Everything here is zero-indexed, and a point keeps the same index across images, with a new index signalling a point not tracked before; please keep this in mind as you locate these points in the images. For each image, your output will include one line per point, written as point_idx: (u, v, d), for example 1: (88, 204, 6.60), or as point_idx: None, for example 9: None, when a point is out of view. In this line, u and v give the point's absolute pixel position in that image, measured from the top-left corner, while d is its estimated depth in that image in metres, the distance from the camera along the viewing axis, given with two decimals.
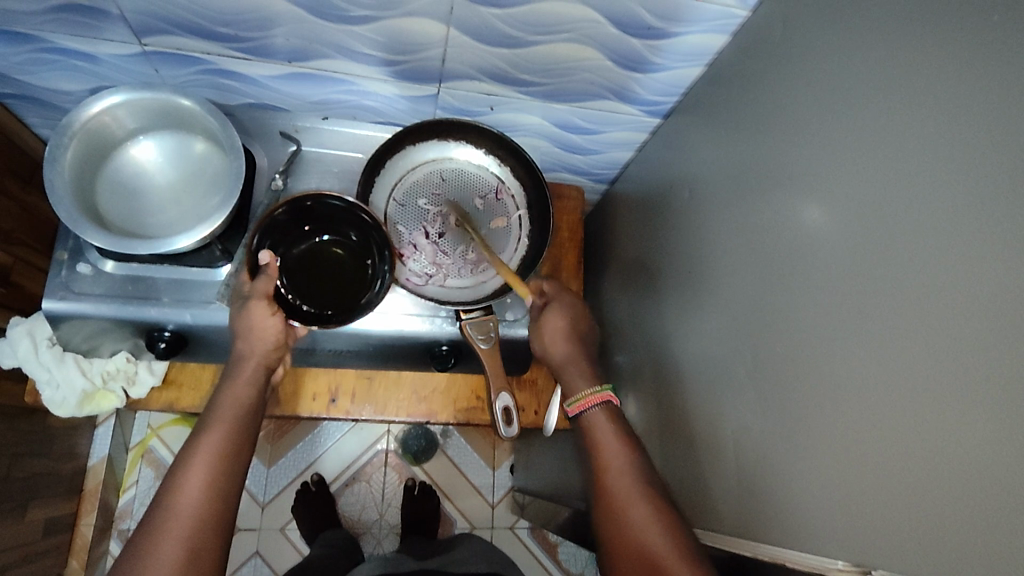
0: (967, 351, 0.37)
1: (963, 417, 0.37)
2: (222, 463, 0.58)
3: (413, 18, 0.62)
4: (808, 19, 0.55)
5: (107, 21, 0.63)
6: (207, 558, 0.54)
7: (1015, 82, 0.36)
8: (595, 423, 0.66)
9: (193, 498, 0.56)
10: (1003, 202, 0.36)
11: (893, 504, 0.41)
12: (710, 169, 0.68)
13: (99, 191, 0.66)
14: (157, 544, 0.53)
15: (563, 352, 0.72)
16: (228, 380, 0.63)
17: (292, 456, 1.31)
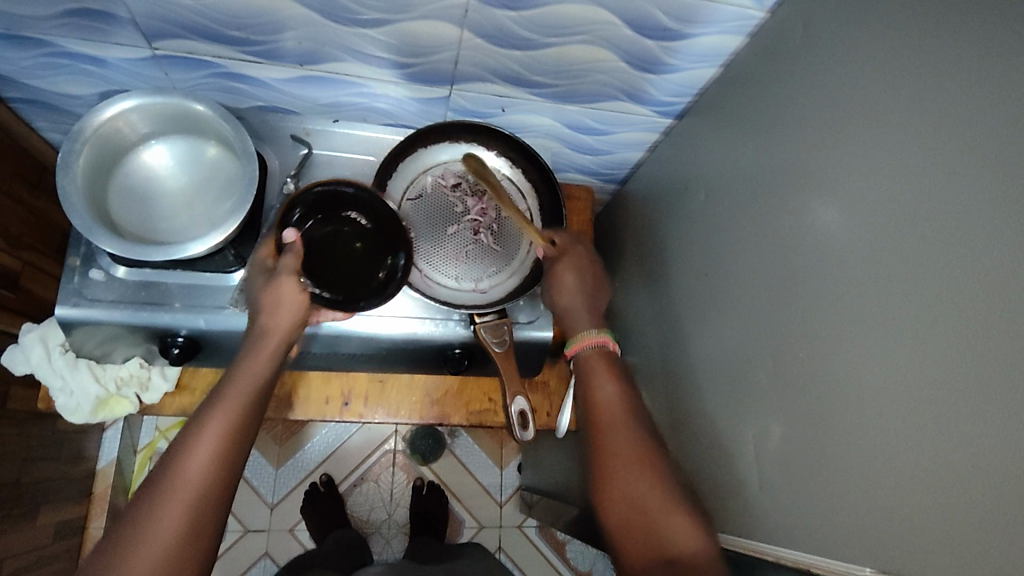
0: (997, 355, 0.36)
1: (987, 425, 0.36)
2: (230, 440, 0.54)
3: (425, 22, 0.62)
4: (827, 21, 0.54)
5: (117, 25, 0.62)
6: (204, 535, 0.51)
7: None
8: (588, 364, 0.65)
9: (197, 474, 0.51)
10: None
11: (919, 512, 0.40)
12: (725, 171, 0.68)
13: (111, 196, 0.66)
14: (157, 514, 0.50)
15: (571, 298, 0.69)
16: (249, 351, 0.58)
17: (298, 458, 1.31)
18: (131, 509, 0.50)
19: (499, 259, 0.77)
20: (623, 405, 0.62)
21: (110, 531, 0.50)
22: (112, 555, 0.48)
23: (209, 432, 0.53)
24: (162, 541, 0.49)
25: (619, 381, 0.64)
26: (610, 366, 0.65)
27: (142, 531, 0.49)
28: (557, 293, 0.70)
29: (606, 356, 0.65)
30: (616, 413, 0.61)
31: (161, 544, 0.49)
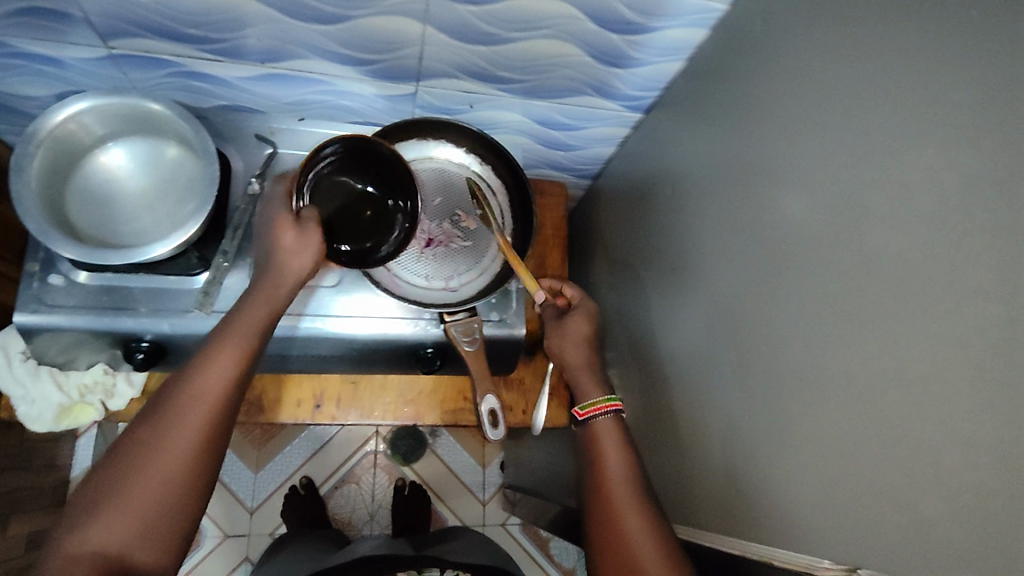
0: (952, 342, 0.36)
1: (941, 415, 0.36)
2: (246, 362, 0.55)
3: (387, 17, 0.61)
4: (787, 13, 0.54)
5: (71, 24, 0.61)
6: (213, 450, 0.51)
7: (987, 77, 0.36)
8: (602, 431, 0.65)
9: (208, 393, 0.52)
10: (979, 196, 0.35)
11: (878, 503, 0.40)
12: (693, 164, 0.68)
13: (69, 199, 0.64)
14: (174, 425, 0.50)
15: (579, 355, 0.71)
16: (254, 291, 0.59)
17: (278, 461, 1.30)
18: (131, 432, 0.50)
19: (469, 257, 0.76)
20: (626, 466, 0.62)
21: (111, 455, 0.49)
22: (111, 476, 0.48)
23: (214, 365, 0.53)
24: (164, 465, 0.48)
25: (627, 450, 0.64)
26: (624, 435, 0.65)
27: (144, 454, 0.48)
28: (565, 349, 0.71)
29: (620, 425, 0.65)
30: (623, 474, 0.61)
31: (161, 469, 0.48)
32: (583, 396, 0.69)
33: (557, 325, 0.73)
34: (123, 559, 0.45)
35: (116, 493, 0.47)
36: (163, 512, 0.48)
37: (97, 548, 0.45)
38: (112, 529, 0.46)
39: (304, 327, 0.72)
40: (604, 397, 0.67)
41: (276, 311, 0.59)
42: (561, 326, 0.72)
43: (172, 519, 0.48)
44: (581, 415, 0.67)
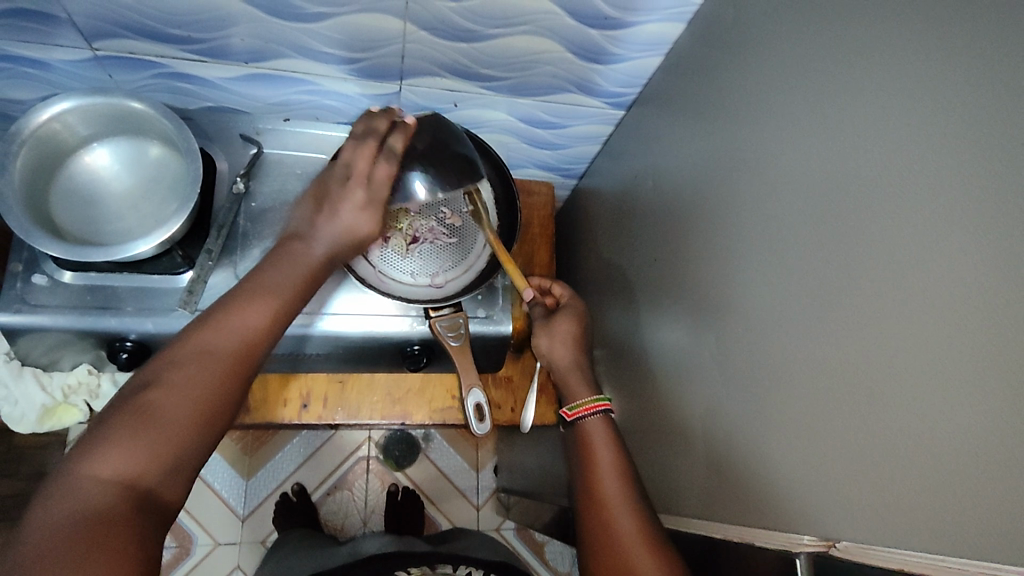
0: (911, 311, 0.36)
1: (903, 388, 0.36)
2: (269, 318, 0.56)
3: (367, 15, 0.62)
4: (756, 3, 0.55)
5: (55, 25, 0.61)
6: (226, 398, 0.52)
7: (939, 53, 0.37)
8: (592, 432, 0.65)
9: (228, 342, 0.53)
10: (934, 169, 0.36)
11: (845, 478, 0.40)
12: (674, 157, 0.68)
13: (54, 198, 0.64)
14: (194, 365, 0.51)
15: (567, 355, 0.71)
16: (289, 253, 0.61)
17: (270, 468, 1.29)
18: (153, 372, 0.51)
19: (455, 253, 0.76)
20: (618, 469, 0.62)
21: (134, 391, 0.49)
22: (139, 408, 0.48)
23: (248, 318, 0.55)
24: (192, 405, 0.49)
25: (617, 451, 0.63)
26: (613, 435, 0.65)
27: (174, 391, 0.49)
28: (553, 351, 0.71)
29: (610, 425, 0.65)
30: (616, 478, 0.61)
31: (190, 408, 0.49)
32: (571, 397, 0.69)
33: (545, 324, 0.73)
34: (145, 489, 0.45)
35: (143, 425, 0.47)
36: (186, 449, 0.48)
37: (119, 475, 0.44)
38: (139, 457, 0.45)
39: (319, 326, 0.74)
40: (593, 397, 0.68)
41: (316, 275, 0.61)
42: (550, 323, 0.72)
43: (193, 458, 0.49)
44: (571, 416, 0.67)
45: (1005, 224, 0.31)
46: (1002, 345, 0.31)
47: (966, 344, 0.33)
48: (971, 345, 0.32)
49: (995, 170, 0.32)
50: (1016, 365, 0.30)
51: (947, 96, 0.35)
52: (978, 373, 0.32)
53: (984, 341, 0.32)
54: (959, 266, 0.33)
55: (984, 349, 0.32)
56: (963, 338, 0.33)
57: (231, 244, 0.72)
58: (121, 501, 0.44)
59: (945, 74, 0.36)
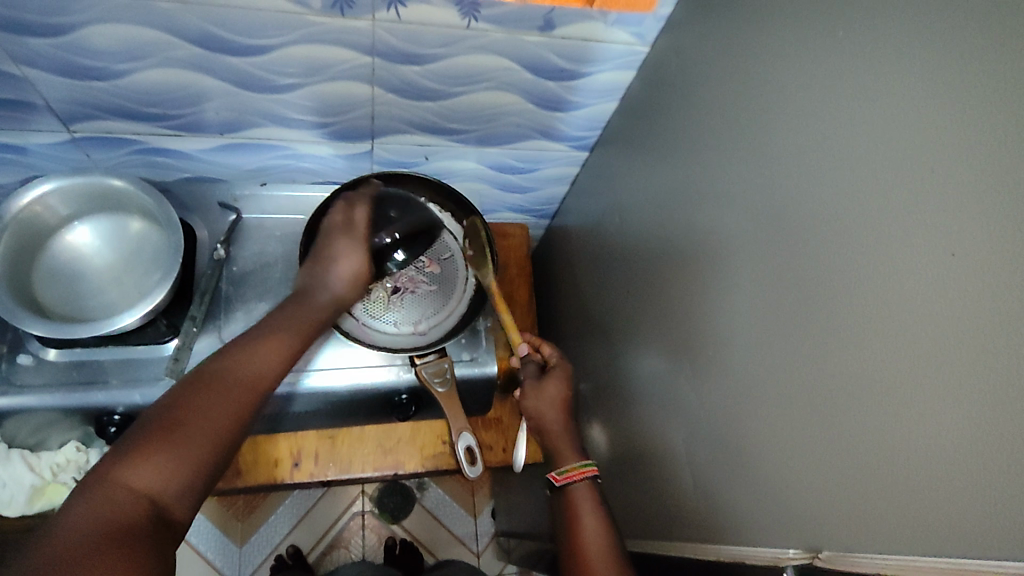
0: (862, 324, 0.38)
1: (859, 399, 0.39)
2: (289, 348, 0.57)
3: (337, 82, 0.65)
4: (697, 49, 0.60)
5: (34, 112, 0.64)
6: (244, 425, 0.51)
7: (858, 90, 0.41)
8: (579, 501, 0.63)
9: (256, 367, 0.53)
10: (864, 193, 0.39)
11: (819, 488, 0.42)
12: (638, 193, 0.72)
13: (36, 279, 0.65)
14: (224, 385, 0.51)
15: (555, 418, 0.71)
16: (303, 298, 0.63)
17: (263, 532, 1.27)
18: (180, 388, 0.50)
19: (435, 301, 0.78)
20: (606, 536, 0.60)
21: (152, 408, 0.47)
22: (165, 422, 0.46)
23: (269, 351, 0.55)
24: (212, 424, 0.48)
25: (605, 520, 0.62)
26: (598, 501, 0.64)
27: (196, 411, 0.48)
28: (541, 411, 0.72)
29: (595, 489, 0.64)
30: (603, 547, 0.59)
31: (209, 428, 0.47)
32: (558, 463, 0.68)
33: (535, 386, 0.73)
34: (163, 508, 0.43)
35: (164, 439, 0.45)
36: (202, 470, 0.46)
37: (140, 488, 0.42)
38: (157, 472, 0.43)
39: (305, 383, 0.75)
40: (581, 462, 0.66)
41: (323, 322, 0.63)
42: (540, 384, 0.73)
43: (204, 482, 0.47)
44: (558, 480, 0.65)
45: (933, 238, 0.34)
46: (944, 350, 0.33)
47: (910, 350, 0.35)
48: (915, 351, 0.35)
49: (918, 191, 0.35)
50: (957, 366, 0.32)
51: (870, 127, 0.39)
52: (925, 377, 0.34)
53: (926, 346, 0.34)
54: (897, 278, 0.36)
55: (930, 355, 0.34)
56: (906, 346, 0.35)
57: (215, 309, 0.73)
58: (146, 514, 0.41)
59: (867, 108, 0.40)
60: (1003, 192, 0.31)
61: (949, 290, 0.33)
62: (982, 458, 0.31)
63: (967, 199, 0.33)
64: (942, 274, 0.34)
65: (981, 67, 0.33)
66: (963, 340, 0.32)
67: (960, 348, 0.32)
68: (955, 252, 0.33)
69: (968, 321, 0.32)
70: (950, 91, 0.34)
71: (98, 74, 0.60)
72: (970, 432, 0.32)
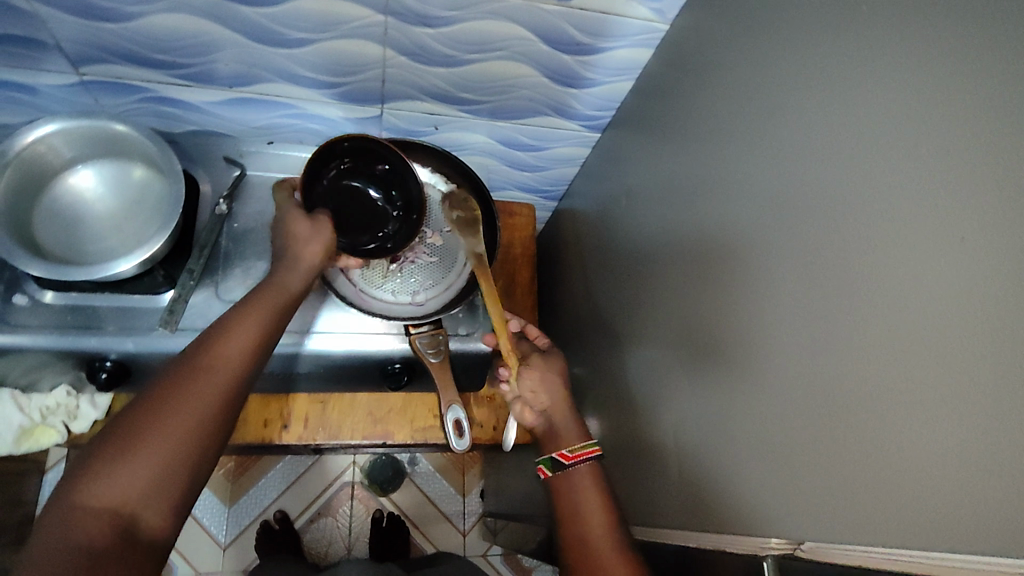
0: (862, 311, 0.37)
1: (853, 389, 0.37)
2: (259, 339, 0.54)
3: (348, 41, 0.64)
4: (716, 28, 0.58)
5: (43, 51, 0.63)
6: (219, 426, 0.49)
7: (877, 70, 0.39)
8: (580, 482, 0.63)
9: (222, 364, 0.50)
10: (876, 176, 0.37)
11: (808, 477, 0.41)
12: (647, 175, 0.70)
13: (36, 218, 0.65)
14: (188, 386, 0.48)
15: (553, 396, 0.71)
16: (273, 281, 0.60)
17: (252, 495, 1.28)
18: (143, 393, 0.48)
19: (435, 273, 0.77)
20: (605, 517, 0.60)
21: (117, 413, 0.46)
22: (122, 433, 0.44)
23: (239, 340, 0.53)
24: (179, 428, 0.46)
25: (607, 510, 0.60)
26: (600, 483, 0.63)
27: (157, 416, 0.45)
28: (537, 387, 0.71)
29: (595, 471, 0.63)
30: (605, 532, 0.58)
31: (175, 433, 0.45)
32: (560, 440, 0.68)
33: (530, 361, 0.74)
34: (131, 523, 0.42)
35: (125, 451, 0.43)
36: (176, 475, 0.45)
37: (104, 503, 0.41)
38: (122, 484, 0.42)
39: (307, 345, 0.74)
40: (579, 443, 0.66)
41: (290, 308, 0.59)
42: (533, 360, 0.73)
43: (182, 485, 0.45)
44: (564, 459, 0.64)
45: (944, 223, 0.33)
46: (948, 340, 0.32)
47: (910, 339, 0.34)
48: (914, 341, 0.34)
49: (932, 175, 0.34)
50: (957, 358, 0.31)
51: (887, 109, 0.38)
52: (922, 368, 0.33)
53: (924, 336, 0.33)
54: (902, 266, 0.35)
55: (932, 346, 0.33)
56: (905, 336, 0.34)
57: (214, 264, 0.73)
58: (110, 532, 0.41)
59: (885, 90, 0.38)
60: (1018, 177, 0.29)
61: (955, 279, 0.32)
62: (974, 454, 0.30)
63: (982, 184, 0.31)
64: (949, 262, 0.32)
65: (1005, 46, 0.31)
66: (965, 332, 0.31)
67: (960, 339, 0.31)
68: (964, 237, 0.32)
69: (976, 312, 0.31)
70: (976, 69, 0.32)
71: (107, 15, 0.59)
72: (967, 426, 0.31)
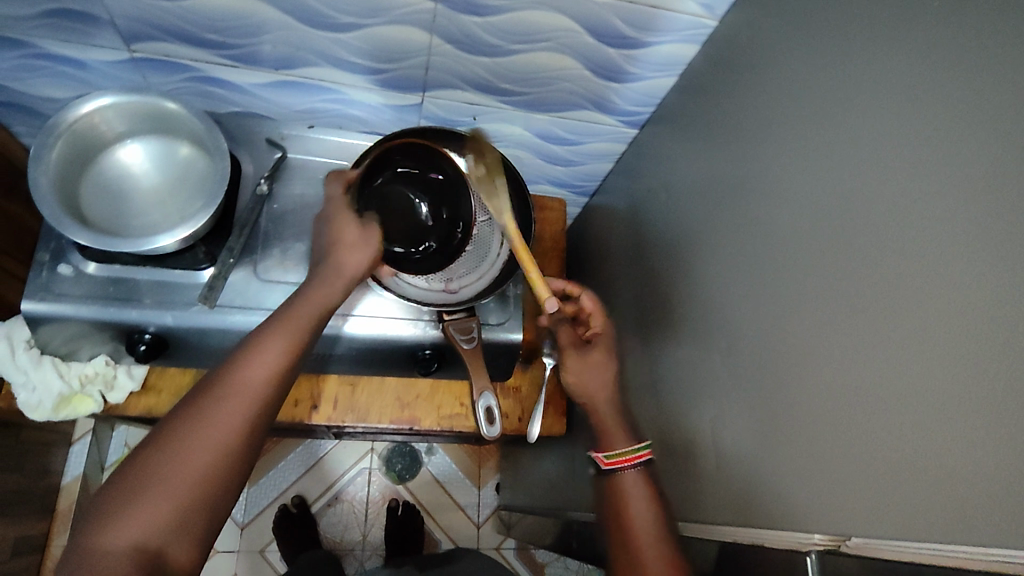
0: (914, 307, 0.37)
1: (900, 386, 0.37)
2: (288, 361, 0.53)
3: (395, 26, 0.65)
4: (766, 25, 0.57)
5: (97, 26, 0.64)
6: (243, 454, 0.48)
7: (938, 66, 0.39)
8: (624, 486, 0.59)
9: (246, 392, 0.50)
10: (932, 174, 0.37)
11: (849, 474, 0.41)
12: (686, 172, 0.70)
13: (84, 191, 0.66)
14: (211, 416, 0.47)
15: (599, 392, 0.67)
16: (298, 295, 0.59)
17: (271, 476, 1.29)
18: (169, 420, 0.47)
19: (469, 261, 0.77)
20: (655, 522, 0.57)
21: (141, 444, 0.46)
22: (141, 468, 0.44)
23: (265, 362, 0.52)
24: (202, 462, 0.46)
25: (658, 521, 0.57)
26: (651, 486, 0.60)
27: (172, 450, 0.45)
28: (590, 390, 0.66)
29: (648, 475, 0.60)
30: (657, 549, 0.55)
31: (190, 468, 0.45)
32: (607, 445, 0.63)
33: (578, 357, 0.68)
34: (153, 559, 0.42)
35: (140, 488, 0.43)
36: (195, 509, 0.45)
37: (124, 542, 0.42)
38: (143, 521, 0.42)
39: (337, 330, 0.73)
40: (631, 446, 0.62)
41: (316, 322, 0.57)
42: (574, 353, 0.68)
43: (206, 513, 0.45)
44: (607, 464, 0.61)
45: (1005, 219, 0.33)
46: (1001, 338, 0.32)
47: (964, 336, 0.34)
48: (965, 340, 0.34)
49: (991, 173, 0.34)
50: (1017, 357, 0.31)
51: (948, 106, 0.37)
52: (974, 365, 0.33)
53: (975, 334, 0.33)
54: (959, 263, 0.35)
55: (989, 343, 0.32)
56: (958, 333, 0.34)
57: (252, 243, 0.74)
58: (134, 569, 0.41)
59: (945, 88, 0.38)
60: None
61: (1016, 277, 0.32)
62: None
63: None
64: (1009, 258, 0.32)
65: None
66: (1023, 330, 0.31)
67: (1017, 338, 0.31)
68: None
69: None
70: None
71: None
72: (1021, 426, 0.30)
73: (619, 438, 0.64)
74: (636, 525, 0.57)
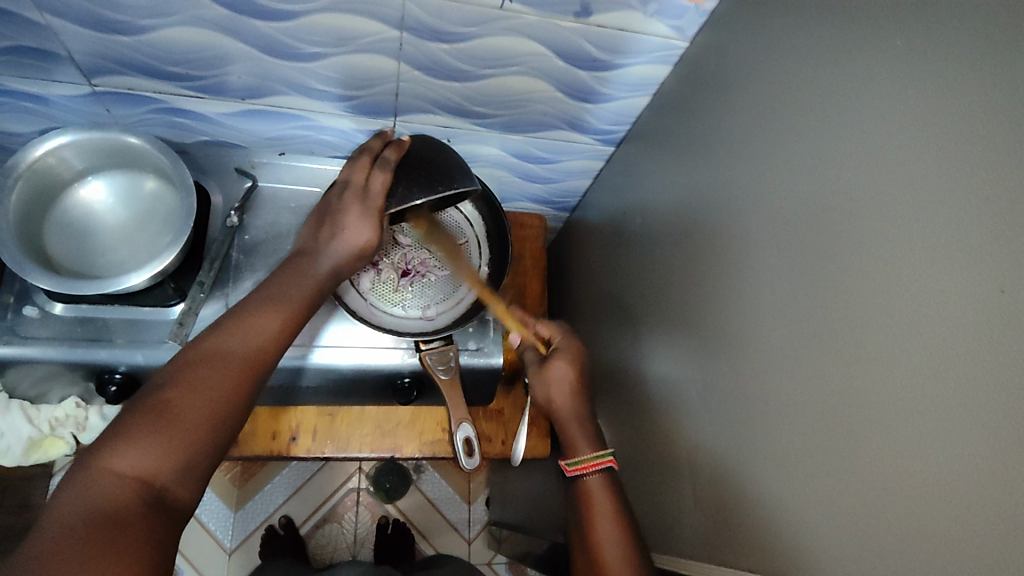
0: (888, 353, 0.36)
1: (879, 434, 0.37)
2: (287, 323, 0.53)
3: (362, 54, 0.64)
4: (735, 50, 0.57)
5: (57, 63, 0.63)
6: (242, 408, 0.48)
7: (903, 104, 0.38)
8: (592, 492, 0.60)
9: (248, 348, 0.49)
10: (902, 215, 0.37)
11: (829, 519, 0.40)
12: (662, 192, 0.69)
13: (47, 231, 0.65)
14: (214, 367, 0.47)
15: (565, 402, 0.66)
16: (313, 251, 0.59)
17: (259, 500, 1.28)
18: (174, 368, 0.47)
19: (445, 287, 0.76)
20: (614, 515, 0.59)
21: (147, 387, 0.45)
22: (153, 406, 0.44)
23: (266, 323, 0.52)
24: (208, 408, 0.45)
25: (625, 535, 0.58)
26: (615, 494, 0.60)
27: (191, 390, 0.45)
28: (551, 399, 0.67)
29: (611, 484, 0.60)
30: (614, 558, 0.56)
31: (204, 410, 0.45)
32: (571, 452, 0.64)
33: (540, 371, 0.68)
34: (159, 493, 0.41)
35: (156, 422, 0.43)
36: (200, 451, 0.44)
37: (130, 472, 0.40)
38: (152, 456, 0.41)
39: (310, 359, 0.73)
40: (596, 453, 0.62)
41: (326, 285, 0.58)
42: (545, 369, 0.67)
43: (208, 457, 0.45)
44: (570, 471, 0.61)
45: (977, 268, 0.32)
46: (979, 392, 0.31)
47: (938, 387, 0.33)
48: (944, 391, 0.33)
49: (964, 218, 0.33)
50: (995, 413, 0.30)
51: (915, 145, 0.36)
52: (950, 419, 0.32)
53: (954, 385, 0.32)
54: (932, 310, 0.34)
55: (966, 397, 0.32)
56: (933, 383, 0.34)
57: (224, 276, 0.73)
58: (140, 501, 0.40)
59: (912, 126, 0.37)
60: None
61: (992, 330, 0.31)
62: (1009, 511, 0.30)
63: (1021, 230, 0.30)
64: (985, 308, 0.31)
65: None
66: (999, 384, 0.30)
67: (994, 392, 0.30)
68: (1004, 287, 0.31)
69: (1011, 363, 0.30)
70: (1013, 108, 0.31)
71: (119, 28, 0.59)
72: (1002, 484, 0.30)
73: (584, 443, 0.64)
74: (598, 520, 0.58)
